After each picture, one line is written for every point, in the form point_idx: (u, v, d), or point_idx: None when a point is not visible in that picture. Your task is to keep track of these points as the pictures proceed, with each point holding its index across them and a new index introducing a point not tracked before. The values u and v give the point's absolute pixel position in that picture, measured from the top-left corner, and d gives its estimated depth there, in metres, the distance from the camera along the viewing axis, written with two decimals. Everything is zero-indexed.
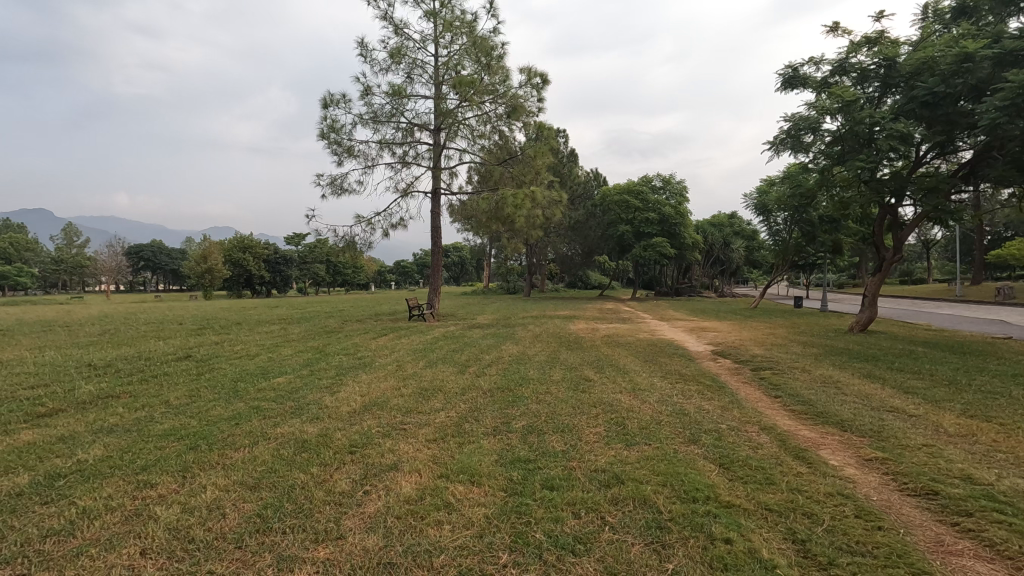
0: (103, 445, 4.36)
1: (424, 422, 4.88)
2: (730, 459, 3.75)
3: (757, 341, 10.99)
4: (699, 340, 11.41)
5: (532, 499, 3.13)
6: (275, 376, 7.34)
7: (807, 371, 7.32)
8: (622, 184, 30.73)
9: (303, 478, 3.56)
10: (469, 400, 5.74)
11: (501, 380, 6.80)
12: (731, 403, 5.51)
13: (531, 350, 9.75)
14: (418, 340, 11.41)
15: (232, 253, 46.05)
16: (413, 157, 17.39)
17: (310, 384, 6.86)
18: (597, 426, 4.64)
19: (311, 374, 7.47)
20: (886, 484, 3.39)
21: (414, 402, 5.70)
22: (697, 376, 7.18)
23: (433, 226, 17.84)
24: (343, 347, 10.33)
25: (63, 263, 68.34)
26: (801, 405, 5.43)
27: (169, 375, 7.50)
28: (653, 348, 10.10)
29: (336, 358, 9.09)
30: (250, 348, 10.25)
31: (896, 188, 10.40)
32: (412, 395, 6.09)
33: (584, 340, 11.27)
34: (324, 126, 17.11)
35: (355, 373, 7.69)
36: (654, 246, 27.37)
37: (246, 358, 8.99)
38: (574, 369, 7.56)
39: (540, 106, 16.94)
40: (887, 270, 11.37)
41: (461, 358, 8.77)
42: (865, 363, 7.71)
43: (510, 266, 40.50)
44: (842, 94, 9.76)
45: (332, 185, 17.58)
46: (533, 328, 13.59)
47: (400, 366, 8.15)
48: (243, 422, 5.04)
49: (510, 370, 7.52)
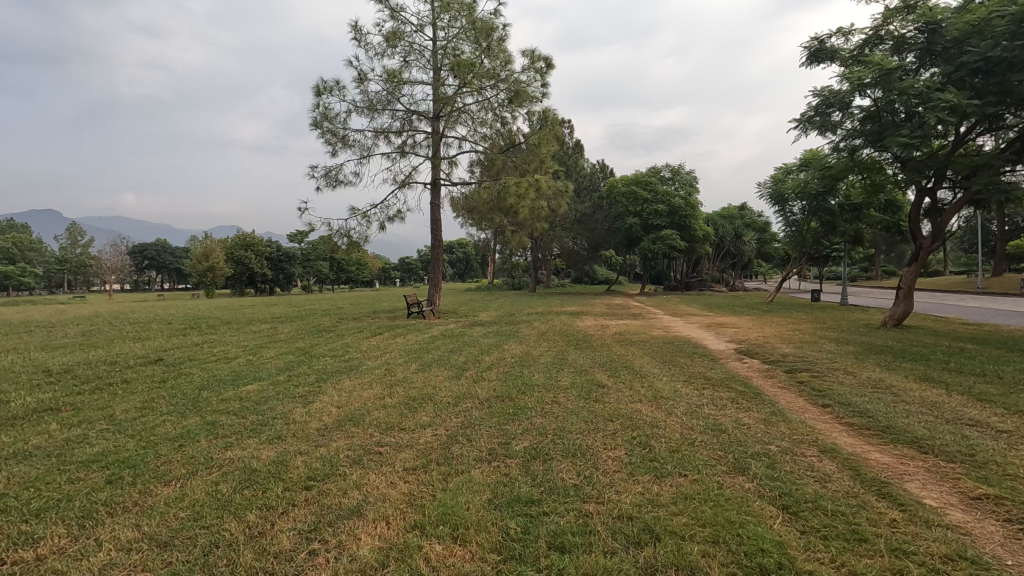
0: (4, 478, 3.52)
1: (405, 444, 4.02)
2: (798, 499, 2.87)
3: (782, 338, 10.08)
4: (718, 337, 10.50)
5: (534, 569, 2.26)
6: (247, 383, 6.51)
7: (851, 373, 6.41)
8: (629, 175, 29.83)
9: (235, 530, 2.71)
10: (463, 412, 4.88)
11: (502, 386, 5.92)
12: (774, 415, 4.62)
13: (536, 349, 8.87)
14: (415, 340, 10.55)
15: (234, 251, 45.53)
16: (411, 146, 16.57)
17: (284, 392, 6.01)
18: (617, 449, 3.76)
19: (287, 380, 6.61)
20: (1017, 538, 2.50)
21: (396, 416, 4.83)
22: (725, 379, 6.30)
23: (434, 220, 17.01)
24: (332, 348, 9.51)
25: (65, 262, 67.86)
26: (862, 418, 4.53)
27: (129, 382, 6.69)
28: (671, 346, 9.21)
29: (321, 361, 8.24)
30: (233, 349, 9.46)
31: (937, 168, 9.42)
32: (397, 406, 5.22)
33: (593, 338, 10.38)
34: (317, 114, 16.27)
35: (338, 378, 6.84)
36: (663, 239, 26.53)
37: (223, 361, 8.19)
38: (584, 372, 6.68)
39: (543, 91, 16.01)
40: (925, 260, 10.42)
41: (458, 360, 7.90)
42: (916, 364, 6.77)
43: (515, 261, 39.50)
44: (881, 62, 8.71)
45: (327, 176, 16.79)
46: (538, 325, 12.72)
47: (390, 370, 7.31)
48: (189, 443, 4.18)
49: (513, 375, 6.65)
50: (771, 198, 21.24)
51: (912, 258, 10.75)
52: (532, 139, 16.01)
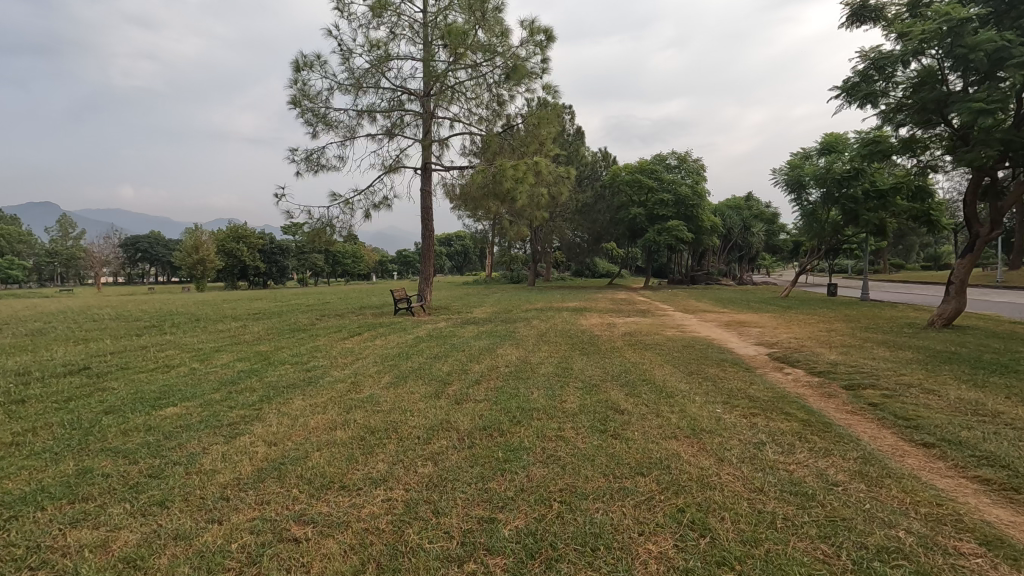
0: None
1: (339, 520, 2.69)
2: None
3: (819, 340, 8.77)
4: (744, 339, 9.16)
5: None
6: (170, 404, 5.13)
7: (932, 391, 5.09)
8: (633, 163, 28.50)
9: None
10: (434, 456, 3.55)
11: (490, 412, 4.56)
12: (869, 465, 3.29)
13: (536, 355, 7.54)
14: (397, 342, 9.18)
15: (225, 243, 44.06)
16: (400, 127, 15.18)
17: (210, 419, 4.64)
18: (662, 538, 2.44)
19: (223, 401, 5.27)
20: None
21: (343, 463, 3.49)
22: (776, 399, 4.99)
23: (424, 209, 15.63)
24: (297, 353, 8.13)
25: (56, 255, 66.35)
26: (998, 472, 3.19)
27: (24, 401, 5.30)
28: (692, 351, 7.86)
29: (277, 370, 6.89)
30: (182, 354, 8.10)
31: (1007, 141, 7.97)
32: (347, 444, 3.86)
33: (601, 340, 9.04)
34: (296, 91, 14.85)
35: (289, 396, 5.48)
36: (669, 230, 25.25)
37: (161, 370, 6.82)
38: (595, 390, 5.30)
39: (543, 67, 14.58)
40: (982, 250, 9.05)
41: (441, 370, 6.52)
42: (1007, 378, 5.47)
43: (514, 254, 38.13)
44: (949, 11, 7.27)
45: (308, 159, 15.39)
46: (537, 324, 11.39)
47: (356, 384, 5.94)
48: (25, 515, 2.84)
49: (506, 393, 5.28)
50: (786, 185, 19.78)
51: (966, 250, 9.40)
52: (531, 120, 14.60)
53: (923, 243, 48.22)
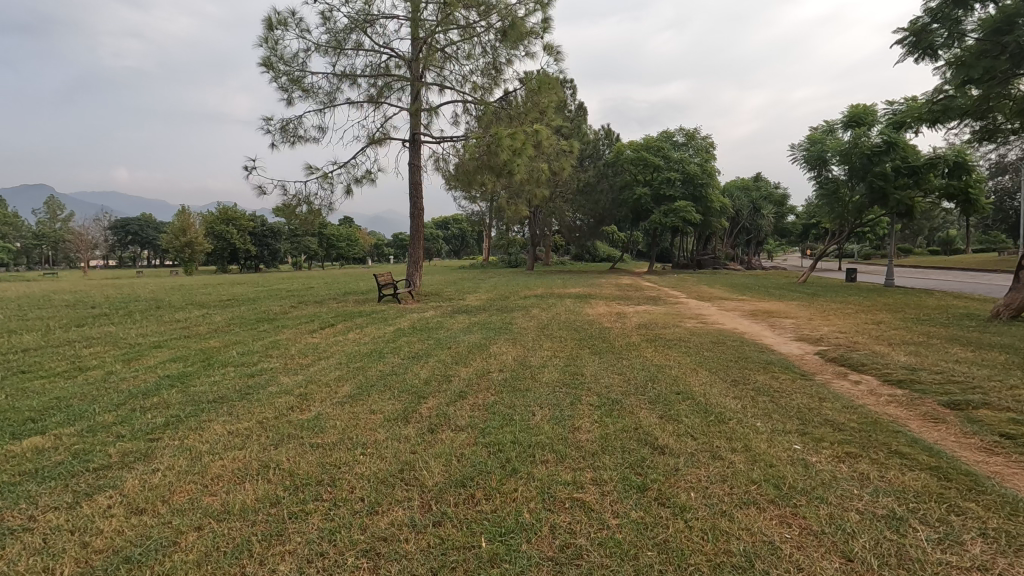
0: None
1: None
2: None
3: (871, 335, 7.39)
4: (781, 334, 7.77)
5: None
6: (36, 432, 3.72)
7: None
8: (639, 140, 27.01)
9: None
10: (377, 549, 2.17)
11: (474, 451, 3.18)
12: None
13: (536, 355, 6.15)
14: (373, 337, 7.78)
15: (215, 225, 42.54)
16: (385, 92, 13.64)
17: (76, 459, 3.24)
18: None
19: (112, 425, 3.87)
20: None
21: (229, 563, 2.11)
22: (871, 427, 3.61)
23: (414, 185, 14.17)
24: (249, 351, 6.73)
25: (44, 238, 64.61)
26: None
27: None
28: (726, 350, 6.48)
29: (212, 376, 5.49)
30: (108, 352, 6.68)
31: None
32: (252, 515, 2.48)
33: (615, 335, 7.65)
34: (268, 51, 13.26)
35: (206, 417, 4.08)
36: (676, 212, 23.91)
37: (67, 376, 5.41)
38: (619, 411, 3.92)
39: (544, 26, 13.01)
40: None
41: (417, 377, 5.15)
42: None
43: (512, 236, 36.64)
44: None
45: (283, 130, 13.87)
46: (537, 313, 10.03)
47: (303, 398, 4.54)
48: None
49: (499, 415, 3.90)
50: (806, 162, 18.32)
51: None
52: (530, 84, 13.06)
53: (931, 228, 47.11)
